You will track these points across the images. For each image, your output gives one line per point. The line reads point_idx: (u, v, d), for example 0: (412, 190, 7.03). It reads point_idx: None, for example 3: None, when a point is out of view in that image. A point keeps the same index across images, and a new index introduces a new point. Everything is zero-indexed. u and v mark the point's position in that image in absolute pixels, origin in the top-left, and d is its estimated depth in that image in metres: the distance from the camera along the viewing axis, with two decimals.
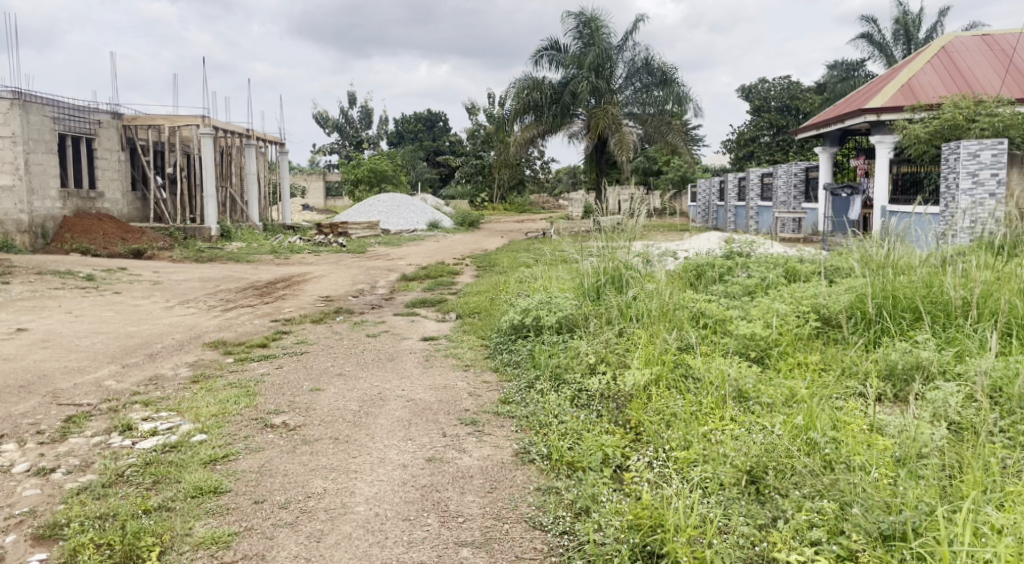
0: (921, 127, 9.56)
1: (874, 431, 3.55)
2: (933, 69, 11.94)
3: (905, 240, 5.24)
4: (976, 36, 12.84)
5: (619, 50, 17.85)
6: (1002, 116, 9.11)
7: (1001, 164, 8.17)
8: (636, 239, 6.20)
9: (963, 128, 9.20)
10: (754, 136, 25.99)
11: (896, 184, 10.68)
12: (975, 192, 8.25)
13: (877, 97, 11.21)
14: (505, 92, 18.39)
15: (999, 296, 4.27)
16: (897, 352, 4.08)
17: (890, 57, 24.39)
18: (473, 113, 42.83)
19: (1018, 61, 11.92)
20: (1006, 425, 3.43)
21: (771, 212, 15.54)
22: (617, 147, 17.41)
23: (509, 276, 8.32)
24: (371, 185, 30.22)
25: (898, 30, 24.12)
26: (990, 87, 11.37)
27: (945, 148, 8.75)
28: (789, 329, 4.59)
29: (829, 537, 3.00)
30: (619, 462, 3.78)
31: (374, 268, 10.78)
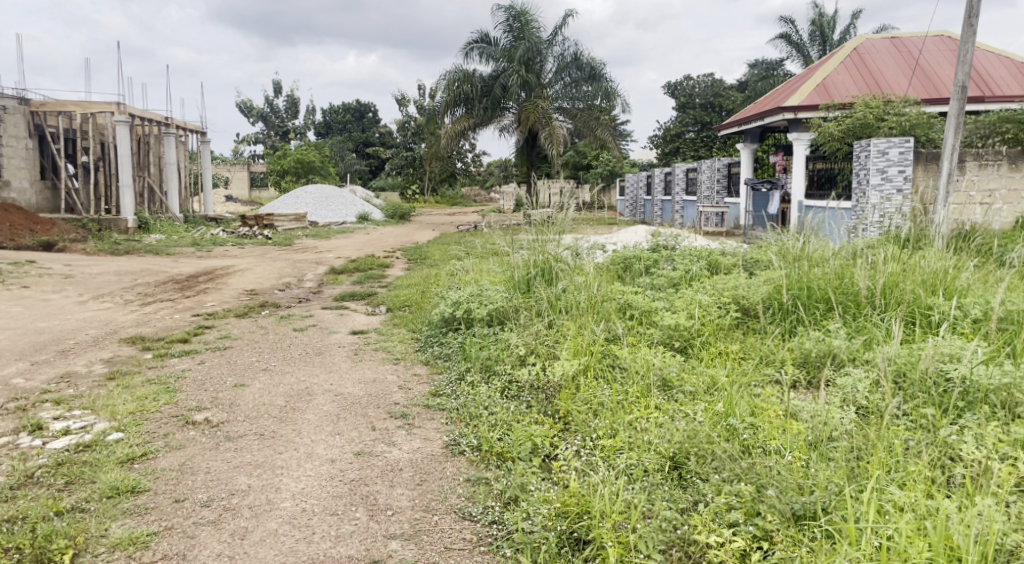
0: (834, 126, 9.98)
1: (789, 416, 3.71)
2: (847, 70, 12.46)
3: (820, 233, 5.43)
4: (885, 39, 13.44)
5: (549, 45, 17.96)
6: (908, 115, 9.45)
7: (908, 161, 8.61)
8: (566, 232, 6.25)
9: (873, 126, 9.57)
10: (679, 132, 26.67)
11: (812, 179, 11.14)
12: (884, 187, 8.68)
13: (795, 96, 11.64)
14: (435, 84, 18.25)
15: (904, 287, 4.46)
16: (812, 341, 4.27)
17: (806, 57, 25.34)
18: (403, 105, 42.46)
19: (923, 63, 12.55)
20: (908, 408, 3.64)
21: (695, 206, 15.96)
22: (547, 140, 17.53)
23: (440, 269, 8.29)
24: (298, 176, 29.63)
25: (814, 31, 25.08)
26: (898, 88, 11.94)
27: (856, 146, 9.16)
28: (711, 319, 4.73)
29: (746, 518, 3.17)
30: (548, 451, 3.85)
31: (301, 261, 10.59)
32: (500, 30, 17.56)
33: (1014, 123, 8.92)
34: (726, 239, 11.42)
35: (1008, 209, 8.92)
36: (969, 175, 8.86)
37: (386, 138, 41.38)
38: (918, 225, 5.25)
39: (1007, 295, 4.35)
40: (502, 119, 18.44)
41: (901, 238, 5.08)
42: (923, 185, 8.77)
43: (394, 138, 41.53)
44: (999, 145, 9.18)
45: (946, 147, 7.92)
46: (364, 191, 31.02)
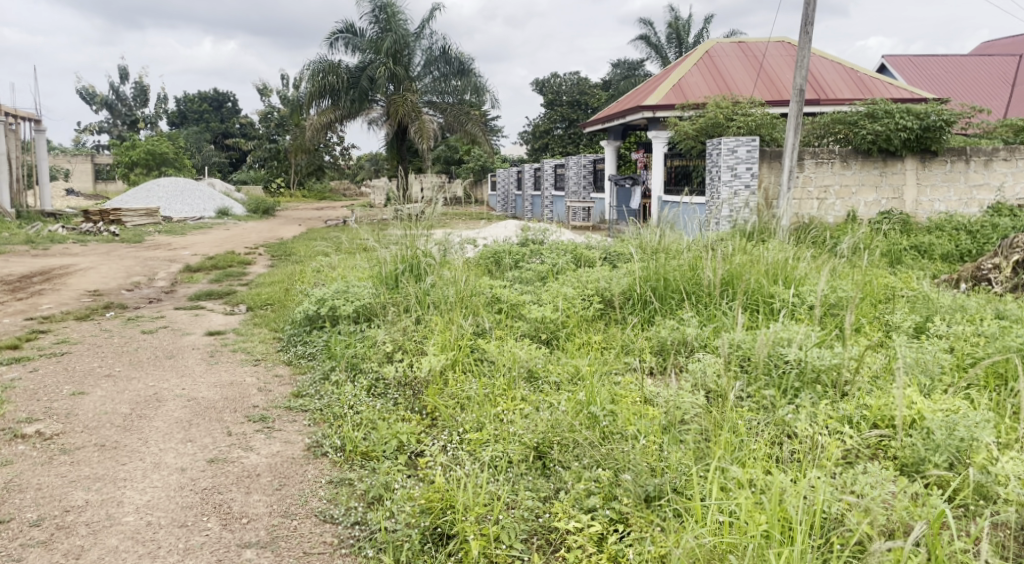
0: (689, 125, 10.47)
1: (646, 403, 3.89)
2: (701, 72, 13.15)
3: (674, 227, 5.64)
4: (733, 43, 14.28)
5: (416, 37, 17.84)
6: (753, 116, 9.90)
7: (754, 158, 9.19)
8: (435, 227, 6.16)
9: (723, 125, 10.07)
10: (548, 128, 27.21)
11: (671, 175, 11.67)
12: (734, 184, 9.23)
13: (654, 96, 12.14)
14: (299, 74, 17.63)
15: (750, 277, 4.74)
16: (667, 330, 4.49)
17: (665, 58, 26.54)
18: (266, 95, 40.84)
19: (767, 67, 13.45)
20: (751, 390, 3.90)
21: (563, 201, 16.38)
22: (416, 134, 17.33)
23: (304, 265, 8.05)
24: (149, 167, 27.86)
25: (671, 33, 26.27)
26: (747, 90, 12.72)
27: (709, 144, 9.67)
28: (576, 311, 4.85)
29: (604, 503, 3.31)
30: (414, 448, 3.81)
31: (152, 258, 9.97)
32: (366, 21, 17.29)
33: (845, 124, 9.72)
34: (593, 234, 11.78)
35: (841, 204, 9.75)
36: (807, 172, 9.62)
37: (249, 129, 39.62)
38: (762, 218, 5.59)
39: (838, 283, 4.72)
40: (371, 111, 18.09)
41: (746, 231, 5.39)
42: (769, 181, 9.44)
43: (256, 130, 39.83)
44: (833, 145, 9.85)
45: (786, 147, 8.47)
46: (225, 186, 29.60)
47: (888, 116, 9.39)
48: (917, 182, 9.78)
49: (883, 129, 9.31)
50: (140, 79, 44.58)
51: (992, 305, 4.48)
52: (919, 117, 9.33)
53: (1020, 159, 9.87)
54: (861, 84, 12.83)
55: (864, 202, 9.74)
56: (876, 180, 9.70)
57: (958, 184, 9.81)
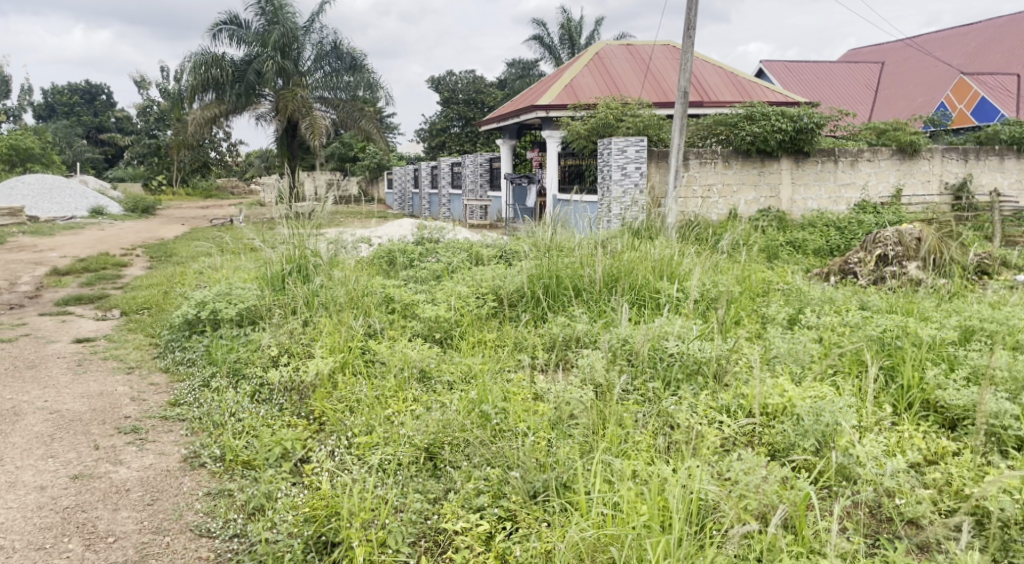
0: (581, 125, 10.65)
1: (536, 400, 3.92)
2: (591, 73, 13.43)
3: (567, 225, 5.63)
4: (621, 45, 14.65)
5: (305, 31, 17.37)
6: (641, 117, 10.19)
7: (643, 158, 9.49)
8: (324, 225, 5.99)
9: (613, 126, 10.25)
10: (444, 126, 27.13)
11: (564, 174, 11.85)
12: (624, 183, 9.47)
13: (547, 96, 12.31)
14: (180, 66, 16.85)
15: (638, 273, 4.86)
16: (559, 326, 4.54)
17: (558, 59, 26.99)
18: (145, 88, 38.73)
19: (653, 69, 13.90)
20: (637, 383, 4.01)
21: (461, 200, 16.42)
22: (307, 131, 16.89)
23: (185, 266, 7.70)
24: (13, 164, 25.80)
25: (563, 34, 26.75)
26: (636, 92, 13.10)
27: (600, 143, 9.82)
28: (469, 310, 4.81)
29: (493, 501, 3.30)
30: (300, 456, 3.68)
31: (10, 262, 9.24)
32: (251, 13, 16.69)
33: (726, 126, 10.14)
34: (491, 233, 11.81)
35: (723, 203, 10.17)
36: (691, 172, 9.95)
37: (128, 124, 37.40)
38: (651, 217, 5.71)
39: (720, 278, 4.91)
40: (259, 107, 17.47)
41: (634, 228, 5.51)
42: (657, 181, 9.74)
43: (135, 125, 37.67)
44: (716, 146, 10.28)
45: (673, 145, 8.54)
46: (102, 183, 27.85)
47: (765, 118, 9.85)
48: (792, 181, 10.35)
49: (760, 130, 9.77)
50: (1, 67, 41.26)
51: (857, 296, 4.77)
52: (793, 119, 9.88)
53: (881, 161, 10.79)
54: (740, 87, 13.45)
55: (745, 200, 10.18)
56: (755, 180, 10.18)
57: (828, 183, 10.50)
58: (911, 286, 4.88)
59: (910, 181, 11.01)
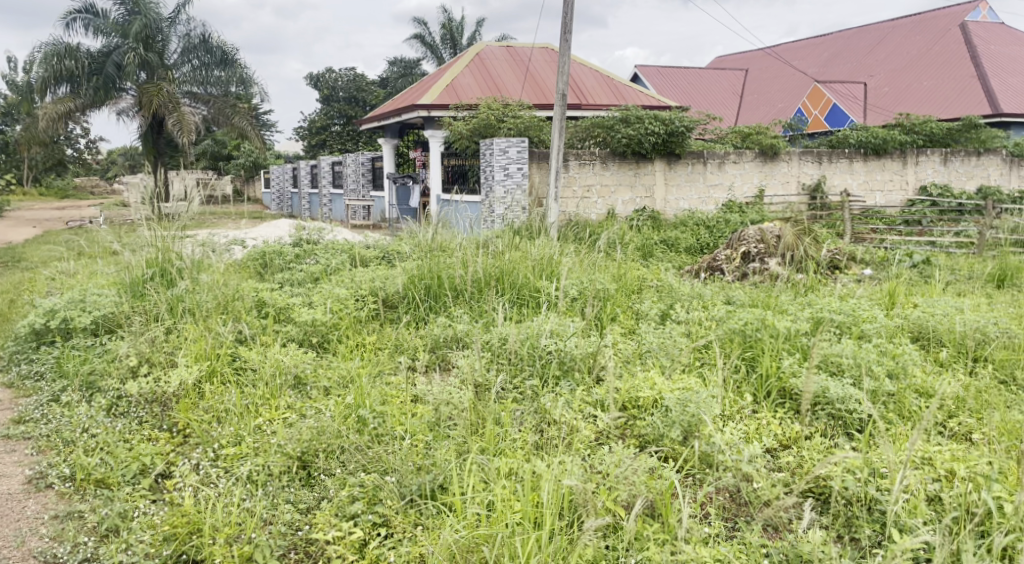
0: (463, 125, 10.64)
1: (416, 402, 3.88)
2: (472, 74, 13.45)
3: (448, 225, 5.56)
4: (501, 46, 14.73)
5: (171, 22, 16.39)
6: (522, 118, 10.29)
7: (524, 158, 9.62)
8: (189, 229, 5.69)
9: (494, 126, 10.29)
10: (324, 124, 26.41)
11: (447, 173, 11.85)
12: (507, 183, 9.56)
13: (428, 96, 12.24)
14: (28, 57, 15.61)
15: (519, 273, 4.89)
16: (440, 327, 4.50)
17: (440, 58, 26.98)
18: None
19: (532, 71, 14.08)
20: (516, 381, 4.04)
21: (342, 200, 16.18)
22: (175, 127, 16.09)
23: (31, 273, 7.12)
24: None
25: (444, 34, 26.75)
26: (516, 93, 13.26)
27: (482, 144, 9.88)
28: (347, 312, 4.70)
29: (367, 507, 3.23)
30: (161, 471, 3.47)
31: None
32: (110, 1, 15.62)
33: (603, 128, 10.42)
34: (371, 234, 11.65)
35: (603, 203, 10.47)
36: (571, 172, 10.17)
37: None
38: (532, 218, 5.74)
39: (596, 276, 5.04)
40: (118, 101, 16.41)
41: (514, 227, 5.54)
42: (538, 181, 9.86)
43: None
44: (593, 147, 10.52)
45: (552, 149, 8.66)
46: None
47: (639, 121, 10.20)
48: (665, 182, 10.77)
49: (634, 133, 10.12)
50: None
51: (724, 291, 5.00)
52: (665, 123, 10.28)
53: (746, 162, 11.38)
54: (616, 90, 13.87)
55: (622, 200, 10.52)
56: (631, 180, 10.53)
57: (697, 185, 11.01)
58: (770, 281, 5.19)
59: (771, 181, 11.64)
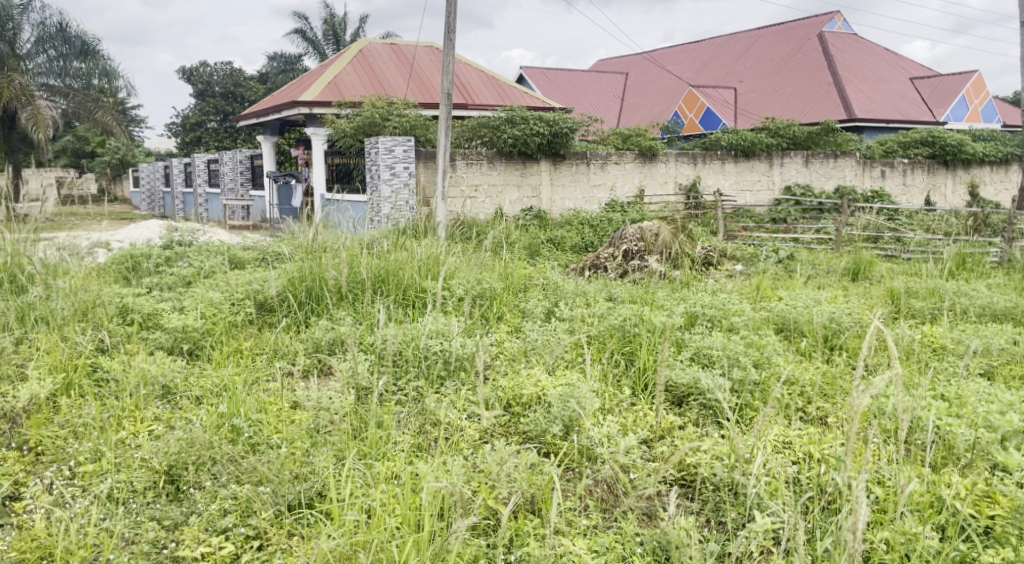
0: (346, 123, 10.41)
1: (294, 408, 3.74)
2: (355, 71, 13.23)
3: (331, 226, 5.44)
4: (385, 44, 14.55)
5: (23, 9, 15.17)
6: (408, 117, 10.22)
7: (410, 158, 9.61)
8: (42, 233, 5.32)
9: (379, 125, 10.15)
10: (199, 121, 25.17)
11: (331, 172, 11.58)
12: (393, 182, 9.49)
13: (310, 92, 11.95)
14: None
15: (405, 274, 4.83)
16: (322, 330, 4.37)
17: (322, 54, 26.43)
18: None
19: (416, 68, 14.01)
20: (401, 384, 3.97)
21: (219, 199, 15.59)
22: (29, 121, 14.91)
23: None
24: None
25: (326, 30, 26.21)
26: (401, 91, 13.15)
27: (367, 142, 9.76)
28: (222, 317, 4.50)
29: (240, 521, 3.07)
30: (9, 494, 3.18)
31: None
32: None
33: (489, 128, 10.50)
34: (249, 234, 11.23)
35: (491, 202, 10.55)
36: (459, 172, 10.19)
37: None
38: (418, 219, 5.72)
39: (483, 276, 5.05)
40: None
41: (398, 228, 5.49)
42: (425, 181, 9.88)
43: None
44: (479, 147, 10.55)
45: (438, 148, 8.62)
46: None
47: (524, 122, 10.36)
48: (550, 182, 11.00)
49: (520, 133, 10.26)
50: None
51: (606, 288, 5.14)
52: (550, 124, 10.49)
53: (627, 163, 11.75)
54: (501, 91, 14.01)
55: (509, 200, 10.65)
56: (517, 180, 10.69)
57: (582, 185, 11.31)
58: (649, 277, 5.39)
59: (650, 181, 12.07)
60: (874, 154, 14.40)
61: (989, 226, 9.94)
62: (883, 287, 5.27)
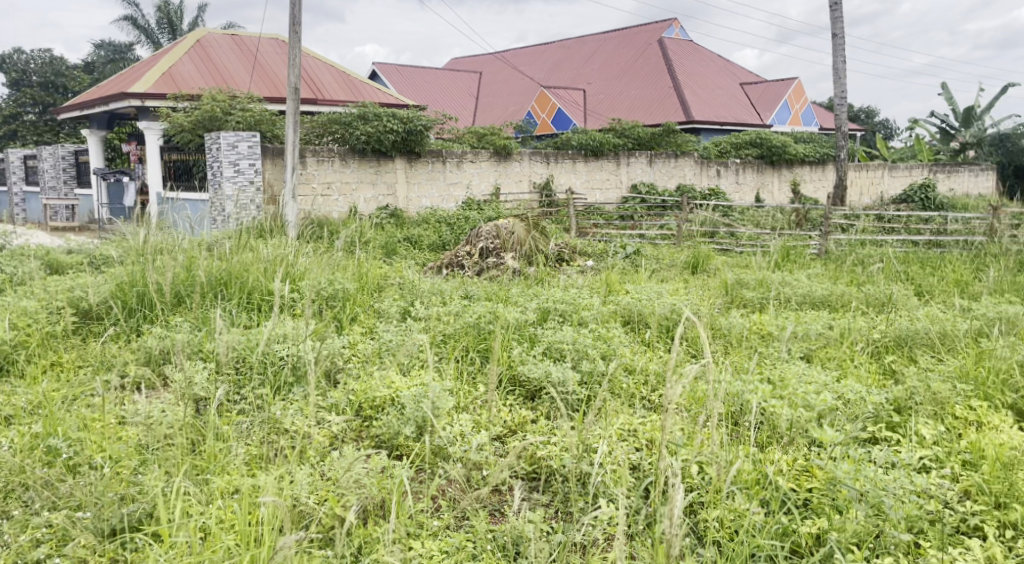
0: (184, 117, 9.83)
1: (122, 424, 3.45)
2: (192, 62, 12.52)
3: (165, 226, 5.08)
4: (226, 34, 13.83)
5: None
6: (252, 112, 9.81)
7: (255, 154, 9.20)
8: None
9: (221, 119, 9.69)
10: (14, 113, 22.73)
11: (167, 169, 10.84)
12: (238, 180, 9.06)
13: (142, 83, 11.20)
14: None
15: (250, 276, 4.59)
16: (154, 338, 4.06)
17: (156, 43, 24.88)
18: None
19: (261, 61, 13.43)
20: (244, 392, 3.77)
21: (38, 198, 14.30)
22: None
23: None
24: None
25: (160, 18, 24.65)
26: (245, 85, 12.57)
27: (207, 137, 9.25)
28: (38, 328, 4.11)
29: (55, 551, 2.75)
30: None
31: None
32: None
33: (341, 125, 10.29)
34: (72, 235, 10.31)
35: (344, 201, 10.33)
36: (309, 169, 9.88)
37: None
38: (258, 220, 5.47)
39: (336, 276, 4.91)
40: None
41: (233, 227, 5.23)
42: (273, 178, 9.51)
43: None
44: (331, 144, 10.26)
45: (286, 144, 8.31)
46: None
47: (377, 119, 10.26)
48: (406, 180, 10.93)
49: (373, 130, 10.15)
50: None
51: (463, 286, 5.13)
52: (403, 121, 10.44)
53: (482, 162, 11.84)
54: (353, 87, 13.73)
55: (363, 198, 10.46)
56: (371, 178, 10.53)
57: (438, 182, 11.31)
58: (505, 275, 5.45)
59: (505, 180, 12.25)
60: (710, 155, 15.36)
61: (810, 221, 10.91)
62: (718, 279, 5.61)
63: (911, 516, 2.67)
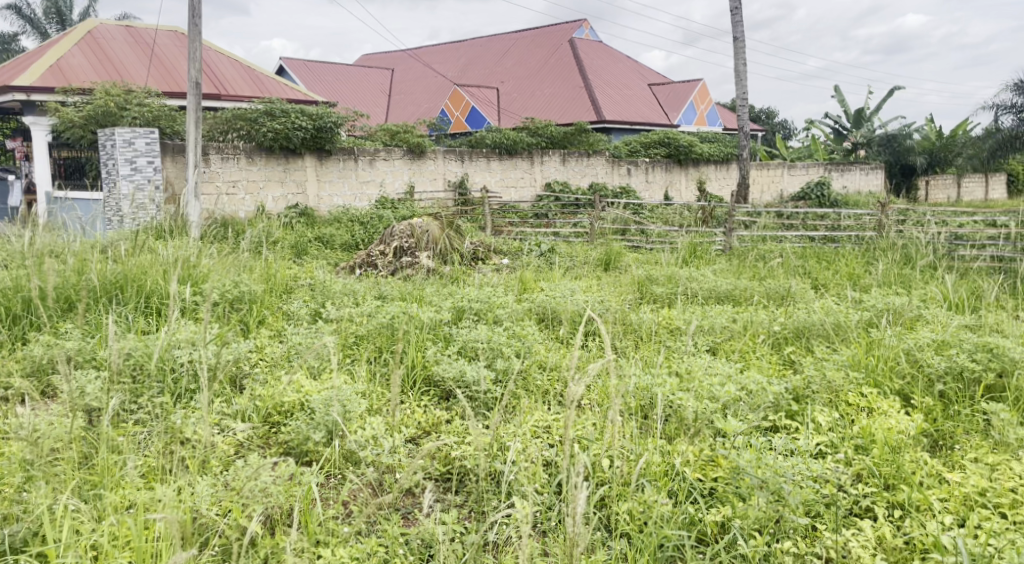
0: (75, 112, 9.32)
1: (5, 439, 3.23)
2: (82, 54, 11.88)
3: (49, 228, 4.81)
4: (120, 25, 13.18)
5: None
6: (151, 107, 9.41)
7: (154, 151, 8.82)
8: None
9: (115, 115, 9.26)
10: None
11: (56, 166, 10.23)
12: (135, 178, 8.65)
13: (27, 76, 10.57)
14: None
15: (149, 279, 4.39)
16: (41, 346, 3.81)
17: (44, 34, 23.51)
18: None
19: (158, 53, 12.86)
20: (142, 401, 3.59)
21: None
22: None
23: None
24: None
25: (48, 7, 23.28)
26: (141, 79, 12.03)
27: (100, 133, 8.76)
28: None
29: None
30: None
31: None
32: None
33: (246, 121, 10.00)
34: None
35: (251, 199, 10.03)
36: (213, 167, 9.51)
37: None
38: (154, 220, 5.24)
39: (242, 277, 4.76)
40: None
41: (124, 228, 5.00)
42: (174, 176, 9.21)
43: None
44: (236, 140, 9.99)
45: (188, 140, 8.01)
46: None
47: (284, 115, 10.04)
48: (317, 177, 10.71)
49: (280, 127, 9.92)
50: None
51: (376, 286, 5.06)
52: (312, 118, 10.24)
53: (396, 160, 11.71)
54: (259, 83, 13.33)
55: (271, 196, 10.18)
56: (280, 176, 10.27)
57: (350, 180, 11.13)
58: (418, 274, 5.41)
59: (420, 178, 12.15)
60: (621, 154, 15.68)
61: (716, 218, 11.32)
62: (629, 276, 5.73)
63: (808, 501, 2.77)
